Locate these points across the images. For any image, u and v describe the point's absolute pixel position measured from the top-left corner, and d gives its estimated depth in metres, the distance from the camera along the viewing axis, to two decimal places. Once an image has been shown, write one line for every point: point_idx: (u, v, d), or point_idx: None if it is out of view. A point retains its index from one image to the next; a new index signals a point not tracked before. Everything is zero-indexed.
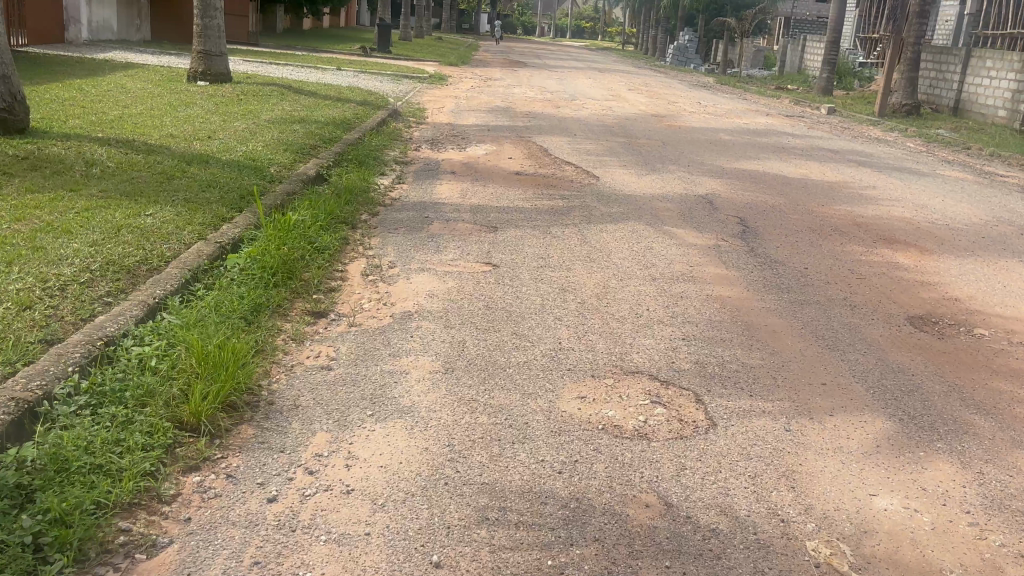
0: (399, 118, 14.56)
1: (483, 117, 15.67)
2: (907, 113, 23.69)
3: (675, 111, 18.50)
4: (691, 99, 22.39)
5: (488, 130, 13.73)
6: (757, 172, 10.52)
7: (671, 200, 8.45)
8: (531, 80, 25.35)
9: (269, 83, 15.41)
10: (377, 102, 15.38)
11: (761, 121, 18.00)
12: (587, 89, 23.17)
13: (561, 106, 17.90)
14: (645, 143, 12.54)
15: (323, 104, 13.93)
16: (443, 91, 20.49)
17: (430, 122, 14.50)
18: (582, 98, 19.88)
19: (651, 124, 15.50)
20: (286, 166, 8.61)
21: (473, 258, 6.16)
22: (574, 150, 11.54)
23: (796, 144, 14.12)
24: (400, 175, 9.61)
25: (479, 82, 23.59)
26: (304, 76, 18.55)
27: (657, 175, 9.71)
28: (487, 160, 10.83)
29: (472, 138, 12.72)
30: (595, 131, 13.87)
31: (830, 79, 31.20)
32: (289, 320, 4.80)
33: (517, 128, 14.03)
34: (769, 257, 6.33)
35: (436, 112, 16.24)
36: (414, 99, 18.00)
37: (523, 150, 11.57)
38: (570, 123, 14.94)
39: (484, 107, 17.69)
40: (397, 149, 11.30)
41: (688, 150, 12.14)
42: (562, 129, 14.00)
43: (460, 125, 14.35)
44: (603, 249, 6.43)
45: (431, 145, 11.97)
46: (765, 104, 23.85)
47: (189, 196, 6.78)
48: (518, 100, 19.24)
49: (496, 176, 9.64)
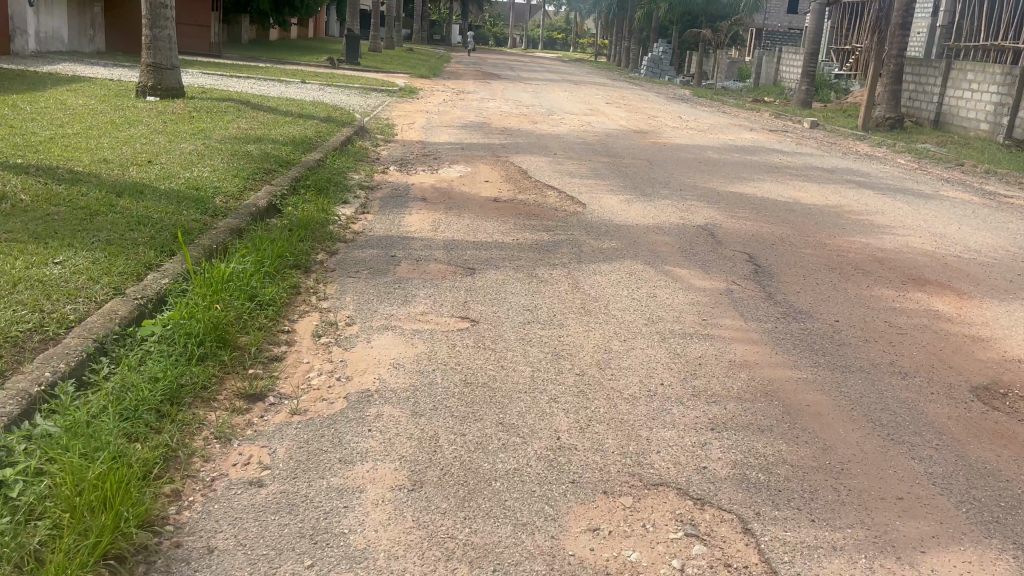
0: (365, 135, 13.61)
1: (456, 134, 14.76)
2: (891, 126, 23.14)
3: (657, 126, 17.71)
4: (671, 113, 21.65)
5: (461, 149, 12.83)
6: (755, 196, 9.70)
7: (667, 232, 7.58)
8: (506, 93, 24.52)
9: (226, 98, 14.39)
10: (343, 117, 14.42)
11: (746, 136, 17.27)
12: (563, 102, 22.34)
13: (538, 122, 17.04)
14: (630, 163, 11.69)
15: (283, 121, 12.96)
16: (413, 105, 19.55)
17: (399, 140, 13.58)
18: (560, 113, 19.04)
19: (633, 141, 14.67)
20: (234, 196, 7.62)
21: (447, 312, 5.22)
22: (556, 171, 10.68)
23: (788, 162, 13.36)
24: (365, 202, 8.68)
25: (451, 95, 22.69)
26: (265, 91, 17.52)
27: (648, 202, 8.86)
28: (461, 183, 9.92)
29: (445, 158, 11.82)
30: (577, 149, 13.03)
31: (810, 92, 30.70)
32: (214, 409, 3.81)
33: (493, 146, 13.15)
34: (791, 306, 5.45)
35: (406, 129, 15.32)
36: (383, 114, 17.06)
37: (500, 172, 10.67)
38: (548, 141, 14.08)
39: (457, 122, 16.79)
40: (363, 171, 10.35)
41: (677, 171, 11.32)
42: (541, 148, 13.15)
43: (432, 143, 13.44)
44: (598, 297, 5.53)
45: (400, 166, 11.05)
46: (746, 118, 23.19)
47: (112, 237, 5.77)
48: (493, 115, 18.35)
49: (472, 203, 8.73)
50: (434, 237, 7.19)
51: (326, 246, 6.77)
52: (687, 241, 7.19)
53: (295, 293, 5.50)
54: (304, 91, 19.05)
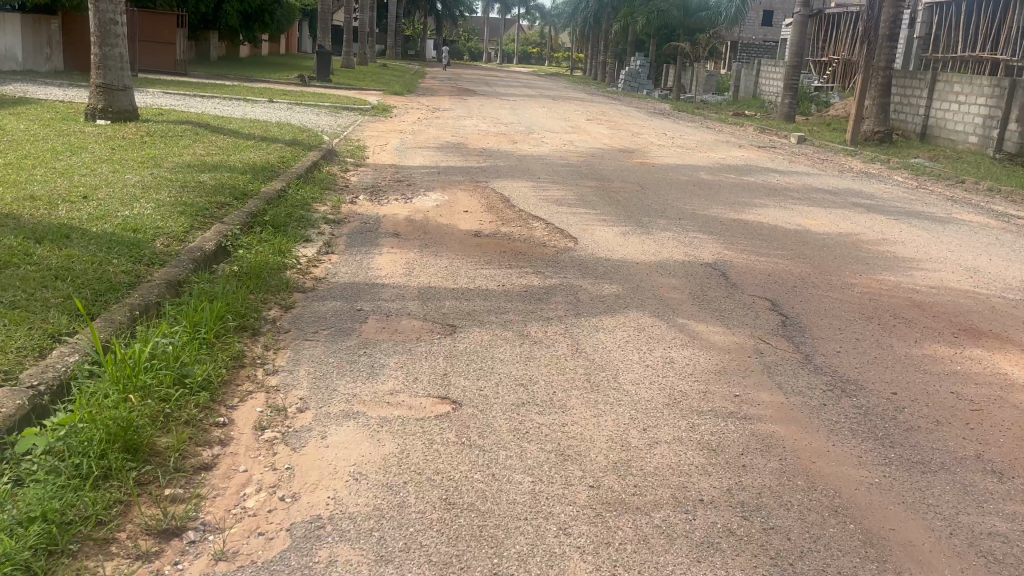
0: (334, 159, 12.67)
1: (431, 156, 13.85)
2: (880, 140, 22.51)
3: (643, 144, 16.90)
4: (656, 129, 20.87)
5: (438, 173, 11.92)
6: (760, 224, 8.87)
7: (673, 272, 6.70)
8: (483, 110, 23.66)
9: (183, 120, 13.39)
10: (311, 140, 13.47)
11: (736, 154, 16.49)
12: (543, 119, 21.52)
13: (518, 142, 16.18)
14: (621, 188, 10.83)
15: (244, 146, 11.97)
16: (387, 125, 18.63)
17: (371, 164, 12.65)
18: (540, 131, 18.19)
19: (620, 162, 13.83)
20: (177, 239, 6.64)
21: (422, 387, 4.29)
22: (541, 199, 9.80)
23: (787, 183, 12.55)
24: (331, 239, 7.74)
25: (427, 113, 21.81)
26: (229, 112, 16.51)
27: (646, 234, 8.00)
28: (438, 214, 9.00)
29: (420, 185, 10.91)
30: (562, 172, 12.16)
31: (793, 106, 30.13)
32: (111, 557, 2.84)
33: (472, 170, 12.25)
34: (834, 374, 4.57)
35: (379, 151, 14.39)
36: (354, 135, 16.12)
37: (480, 200, 9.77)
38: (531, 162, 13.20)
39: (432, 143, 15.90)
40: (330, 201, 9.41)
41: (672, 195, 10.48)
42: (524, 171, 12.28)
43: (407, 167, 12.52)
44: (605, 363, 4.62)
45: (371, 194, 10.12)
46: (732, 134, 22.47)
47: (16, 298, 4.76)
48: (471, 135, 17.47)
49: (451, 239, 7.82)
50: (409, 283, 6.27)
51: (282, 299, 5.81)
52: (697, 284, 6.31)
53: (238, 367, 4.52)
54: (270, 111, 18.06)
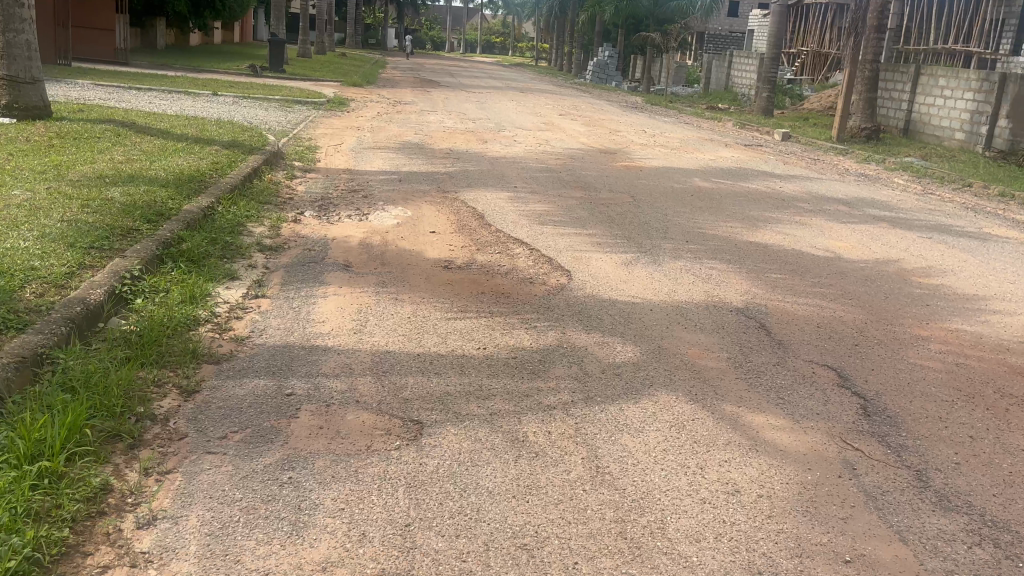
0: (278, 164, 11.10)
1: (392, 159, 12.31)
2: (867, 137, 21.27)
3: (623, 144, 15.48)
4: (634, 126, 19.53)
5: (401, 180, 10.42)
6: (781, 249, 7.51)
7: (699, 321, 5.27)
8: (448, 104, 22.14)
9: (104, 118, 11.69)
10: (254, 140, 11.87)
11: (724, 154, 15.17)
12: (513, 115, 20.02)
13: (488, 142, 14.68)
14: (611, 200, 9.43)
15: (171, 149, 10.35)
16: (342, 121, 17.00)
17: (322, 170, 11.09)
18: (512, 129, 16.71)
19: (603, 166, 12.40)
20: (52, 284, 5.04)
21: (377, 555, 2.82)
22: (521, 216, 8.34)
23: (790, 191, 11.25)
24: (264, 275, 6.20)
25: (387, 107, 20.25)
26: (164, 108, 14.80)
27: (653, 266, 6.58)
28: (399, 236, 7.50)
29: (379, 196, 9.38)
30: (541, 178, 10.70)
31: (771, 99, 28.95)
32: None
33: (438, 177, 10.74)
34: (972, 511, 3.19)
35: (332, 152, 12.81)
36: (305, 134, 14.50)
37: (450, 217, 8.29)
38: (504, 167, 11.72)
39: (393, 142, 14.34)
40: (268, 221, 7.84)
41: (670, 209, 9.08)
42: (495, 177, 10.79)
43: (364, 172, 10.98)
44: (641, 501, 3.18)
45: (319, 209, 8.58)
46: (714, 130, 21.21)
47: None
48: (435, 133, 15.94)
49: (414, 272, 6.32)
50: (359, 347, 4.76)
51: (182, 377, 4.27)
52: (735, 344, 4.90)
53: (93, 518, 2.98)
54: (212, 106, 16.36)
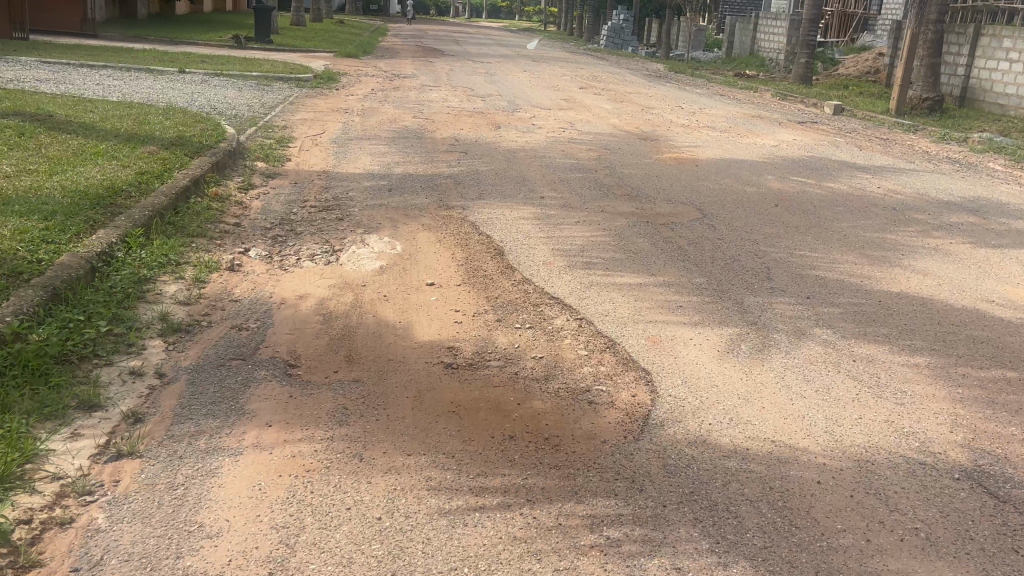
0: (232, 170, 8.66)
1: (381, 155, 9.83)
2: (930, 109, 18.77)
3: (662, 127, 12.93)
4: (667, 101, 16.99)
5: (392, 189, 8.00)
6: (946, 304, 5.07)
7: (919, 518, 2.85)
8: (453, 77, 19.64)
9: (16, 108, 9.23)
10: (207, 134, 9.45)
11: (784, 137, 12.66)
12: (526, 90, 17.45)
13: (501, 127, 12.16)
14: (673, 217, 7.01)
15: (88, 153, 7.89)
16: (328, 101, 14.50)
17: (290, 175, 8.66)
18: (527, 110, 14.18)
19: (647, 159, 9.94)
20: None
21: None
22: (555, 253, 5.88)
23: (893, 192, 8.78)
24: (151, 395, 3.79)
25: (383, 82, 17.76)
26: (110, 93, 12.34)
27: (778, 359, 4.15)
28: (381, 299, 5.07)
29: (359, 218, 6.95)
30: (573, 184, 8.23)
31: (810, 66, 26.17)
32: None
33: (438, 183, 8.30)
34: None
35: (309, 146, 10.37)
36: (280, 122, 12.04)
37: (454, 260, 5.85)
38: (523, 165, 9.23)
39: (385, 130, 11.87)
40: (189, 273, 5.40)
41: (757, 231, 6.63)
42: (513, 182, 8.33)
43: (343, 177, 8.54)
44: None
45: (271, 245, 6.16)
46: (756, 104, 18.64)
47: None
48: (437, 115, 13.46)
49: (397, 382, 3.90)
50: None
51: None
52: None
53: None
54: (174, 88, 13.87)
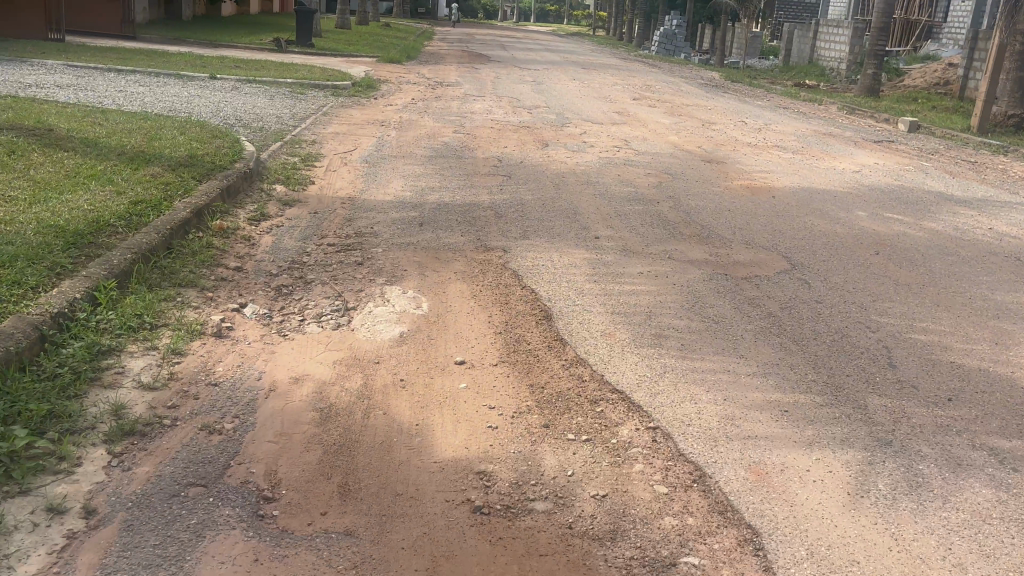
0: (244, 196, 7.66)
1: (416, 179, 8.79)
2: (1015, 127, 17.25)
3: (727, 147, 11.73)
4: (729, 116, 15.77)
5: (424, 224, 6.96)
6: None
7: None
8: (499, 86, 18.62)
9: (16, 121, 8.38)
10: (223, 152, 8.50)
11: (864, 160, 11.38)
12: (576, 102, 16.35)
13: (549, 146, 11.06)
14: (754, 269, 5.86)
15: (82, 176, 6.96)
16: (363, 112, 13.53)
17: (311, 203, 7.65)
18: (578, 125, 13.08)
19: (715, 187, 8.78)
20: None
21: None
22: (618, 319, 4.77)
23: (1009, 234, 7.49)
24: (66, 550, 2.74)
25: (425, 91, 16.80)
26: (130, 103, 11.52)
27: (935, 511, 2.99)
28: (397, 386, 3.99)
29: (381, 262, 5.90)
30: (634, 221, 7.11)
31: (877, 77, 24.62)
32: None
33: (478, 216, 7.23)
34: None
35: (337, 166, 9.39)
36: (309, 136, 11.10)
37: (493, 326, 4.76)
38: (575, 195, 8.12)
39: (422, 146, 10.86)
40: (163, 341, 4.37)
41: (861, 291, 5.45)
42: (564, 216, 7.23)
43: (370, 208, 7.50)
44: None
45: (273, 301, 5.13)
46: (825, 119, 17.32)
47: None
48: (480, 129, 12.44)
49: (405, 538, 2.81)
50: None
51: None
52: None
53: None
54: (201, 96, 13.01)
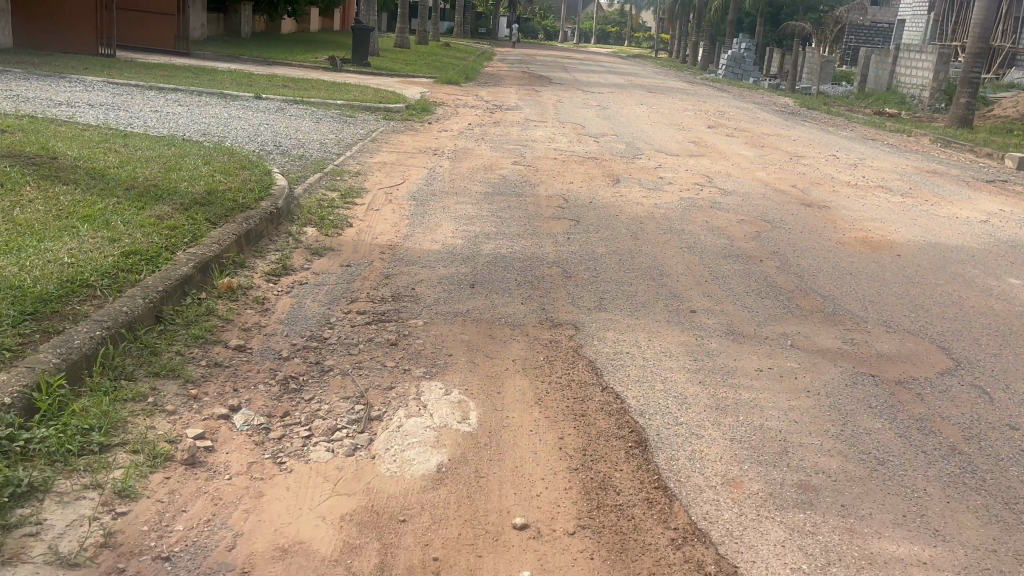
0: (267, 244, 6.48)
1: (469, 222, 7.55)
2: None
3: (824, 188, 10.29)
4: (817, 148, 14.29)
5: (478, 284, 5.70)
6: None
7: None
8: (562, 110, 17.40)
9: (19, 147, 7.37)
10: (249, 186, 7.38)
11: (987, 206, 9.85)
12: (647, 129, 15.03)
13: (621, 183, 9.74)
14: (907, 367, 4.47)
15: (75, 216, 5.86)
16: (415, 139, 12.42)
17: (344, 252, 6.45)
18: (651, 157, 11.76)
19: (825, 240, 7.37)
20: None
21: None
22: (741, 454, 3.42)
23: None
24: None
25: (483, 115, 15.66)
26: (161, 125, 10.56)
27: None
28: (428, 571, 2.71)
29: (421, 341, 4.63)
30: (735, 287, 5.75)
31: (971, 106, 22.71)
32: None
33: (542, 275, 5.94)
34: None
35: (381, 203, 8.23)
36: (353, 165, 9.98)
37: (565, 455, 3.45)
38: (658, 247, 6.79)
39: (478, 180, 9.65)
40: (114, 471, 3.15)
41: None
42: (647, 277, 5.91)
43: (413, 261, 6.27)
44: None
45: (276, 400, 3.90)
46: (922, 154, 15.71)
47: None
48: (542, 160, 11.21)
49: None
50: None
51: None
52: None
53: None
54: (242, 118, 12.00)
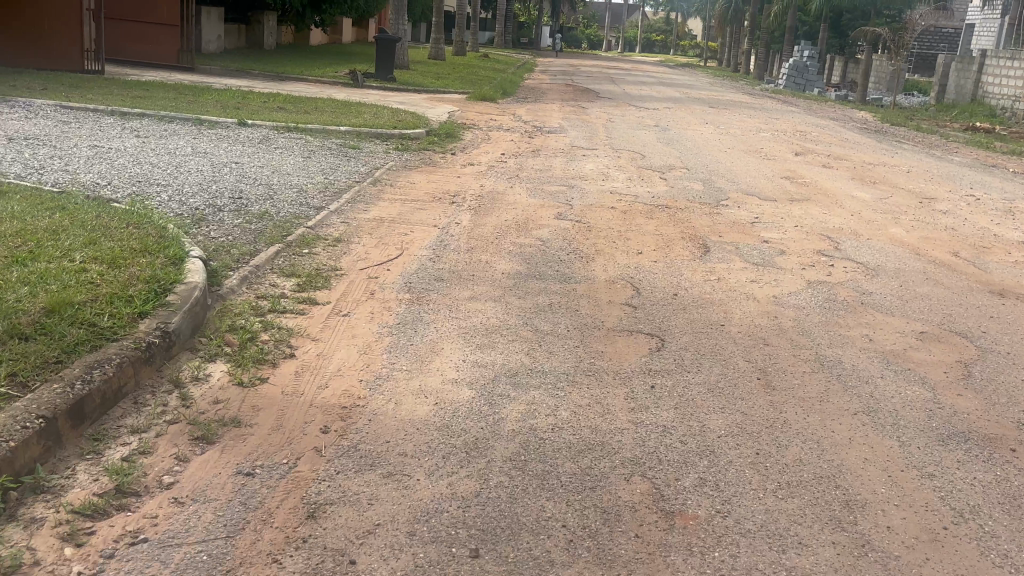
0: (119, 418, 3.66)
1: (487, 345, 4.68)
2: None
3: (1001, 258, 7.20)
4: (946, 185, 11.14)
5: (490, 544, 2.81)
6: None
7: None
8: (616, 133, 14.47)
9: None
10: (132, 286, 4.60)
11: None
12: (724, 159, 12.04)
13: (713, 253, 6.77)
14: None
15: None
16: (431, 179, 9.62)
17: (254, 434, 3.60)
18: (741, 205, 8.80)
19: None
20: None
21: None
22: None
23: None
24: None
25: (521, 142, 12.82)
26: (82, 168, 7.90)
27: None
28: None
29: None
30: (1020, 560, 2.80)
31: None
32: None
33: (616, 509, 3.03)
34: None
35: (356, 300, 5.41)
36: (335, 225, 7.20)
37: None
38: (816, 413, 3.85)
39: (508, 248, 6.79)
40: None
41: None
42: (832, 524, 2.97)
43: (374, 458, 3.40)
44: None
45: None
46: None
47: None
48: (597, 210, 8.32)
49: None
50: None
51: None
52: None
53: None
54: (204, 154, 9.34)
